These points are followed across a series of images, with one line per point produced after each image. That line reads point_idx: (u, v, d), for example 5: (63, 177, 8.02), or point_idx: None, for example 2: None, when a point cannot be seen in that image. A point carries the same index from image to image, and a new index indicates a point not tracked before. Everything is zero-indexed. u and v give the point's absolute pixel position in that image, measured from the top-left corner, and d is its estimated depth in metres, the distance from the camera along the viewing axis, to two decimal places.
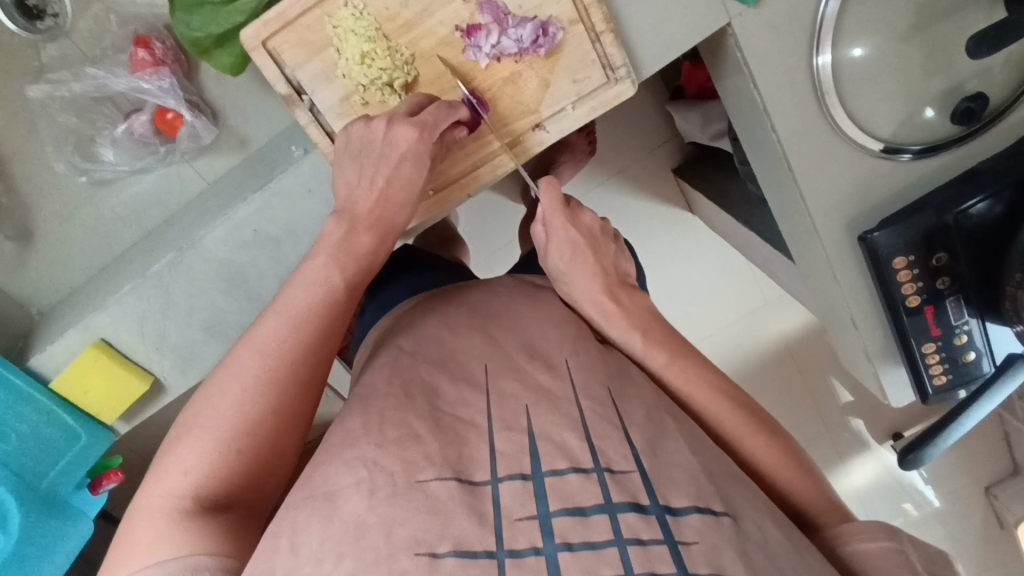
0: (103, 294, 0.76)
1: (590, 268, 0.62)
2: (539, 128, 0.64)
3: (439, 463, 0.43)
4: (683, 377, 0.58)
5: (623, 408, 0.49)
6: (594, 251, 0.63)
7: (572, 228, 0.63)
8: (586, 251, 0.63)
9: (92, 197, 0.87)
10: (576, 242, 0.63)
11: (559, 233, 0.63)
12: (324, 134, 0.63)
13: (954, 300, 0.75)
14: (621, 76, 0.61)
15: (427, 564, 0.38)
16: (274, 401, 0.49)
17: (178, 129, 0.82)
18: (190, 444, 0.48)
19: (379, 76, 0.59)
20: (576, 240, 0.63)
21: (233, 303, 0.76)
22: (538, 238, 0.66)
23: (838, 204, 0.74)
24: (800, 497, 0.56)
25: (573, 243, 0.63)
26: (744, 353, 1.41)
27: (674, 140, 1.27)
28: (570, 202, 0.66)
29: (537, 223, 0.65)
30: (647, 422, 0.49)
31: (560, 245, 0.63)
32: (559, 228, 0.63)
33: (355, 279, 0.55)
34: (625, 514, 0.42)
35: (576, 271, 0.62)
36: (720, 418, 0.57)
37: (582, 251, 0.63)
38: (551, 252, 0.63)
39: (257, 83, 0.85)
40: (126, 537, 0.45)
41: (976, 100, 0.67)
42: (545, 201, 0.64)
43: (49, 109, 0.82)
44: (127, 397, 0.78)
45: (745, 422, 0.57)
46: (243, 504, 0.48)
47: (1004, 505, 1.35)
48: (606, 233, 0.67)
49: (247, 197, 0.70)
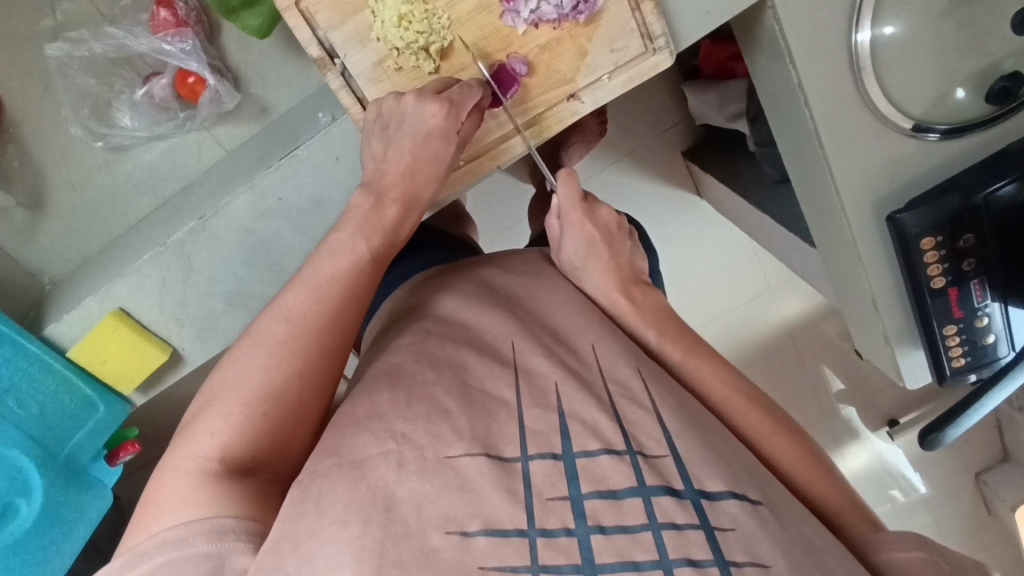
0: (123, 262, 0.74)
1: (605, 265, 0.62)
2: (573, 98, 0.62)
3: (468, 439, 0.43)
4: (702, 372, 0.57)
5: (653, 394, 0.49)
6: (610, 246, 0.63)
7: (588, 223, 0.63)
8: (602, 245, 0.63)
9: (108, 163, 0.85)
10: (592, 238, 0.63)
11: (575, 226, 0.63)
12: (354, 100, 0.61)
13: (979, 283, 0.75)
14: (659, 46, 0.60)
15: (459, 543, 0.38)
16: (300, 366, 0.48)
17: (200, 94, 0.79)
18: (217, 406, 0.47)
19: (415, 40, 0.57)
20: (593, 235, 0.63)
21: (254, 273, 0.74)
22: (552, 229, 0.65)
23: (866, 184, 0.73)
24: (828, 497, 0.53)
25: (589, 237, 0.63)
26: (749, 337, 1.42)
27: (685, 122, 1.25)
28: (588, 196, 0.65)
29: (551, 216, 0.65)
30: (677, 409, 0.49)
31: (575, 242, 0.63)
32: (575, 222, 0.63)
33: (382, 248, 0.55)
34: (660, 497, 0.42)
35: (592, 266, 0.62)
36: (748, 422, 0.55)
37: (598, 245, 0.63)
38: (566, 246, 0.63)
39: (281, 48, 0.83)
40: (153, 496, 0.44)
41: (1012, 80, 0.66)
42: (562, 193, 0.64)
43: (67, 69, 0.79)
44: (146, 367, 0.77)
45: (766, 415, 0.56)
46: (268, 468, 0.47)
47: (995, 492, 1.38)
48: (623, 229, 0.67)
49: (272, 164, 0.69)
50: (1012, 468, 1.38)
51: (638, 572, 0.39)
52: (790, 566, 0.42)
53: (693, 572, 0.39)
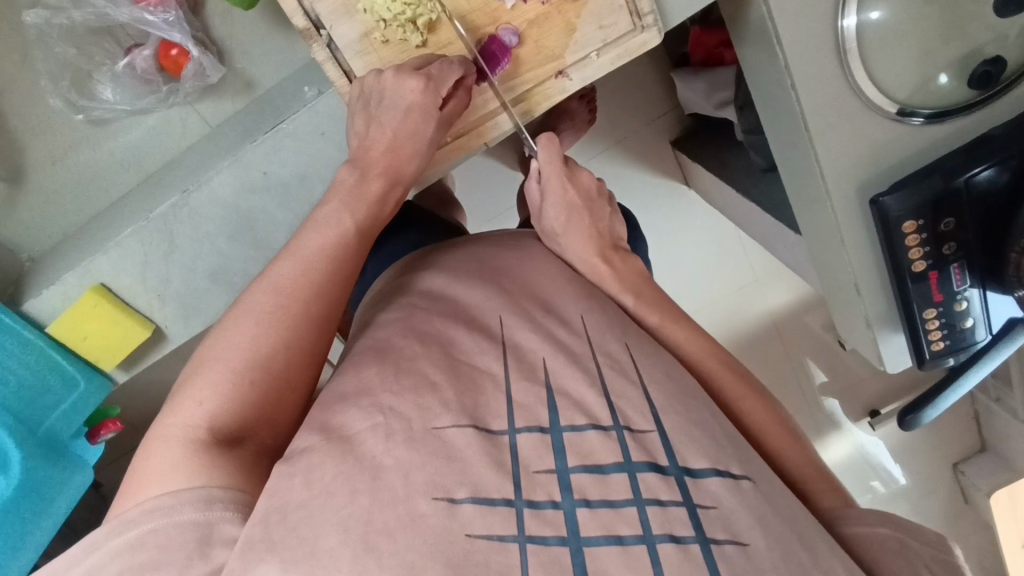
0: (106, 237, 0.73)
1: (584, 229, 0.63)
2: (562, 75, 0.62)
3: (456, 411, 0.43)
4: (678, 336, 0.59)
5: (639, 364, 0.50)
6: (589, 213, 0.64)
7: (569, 189, 0.63)
8: (582, 212, 0.64)
9: (89, 138, 0.83)
10: (573, 203, 0.63)
11: (556, 193, 0.63)
12: (341, 73, 0.60)
13: (959, 267, 0.77)
14: (648, 24, 0.61)
15: (445, 509, 0.38)
16: (288, 336, 0.48)
17: (184, 66, 0.78)
18: (204, 375, 0.46)
19: (402, 12, 0.57)
20: (574, 201, 0.63)
21: (240, 249, 0.74)
22: (533, 193, 0.66)
23: (851, 168, 0.74)
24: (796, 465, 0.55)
25: (569, 204, 0.63)
26: (735, 326, 1.44)
27: (674, 111, 1.25)
28: (569, 161, 0.65)
29: (533, 181, 0.65)
30: (664, 379, 0.50)
31: (556, 206, 0.63)
32: (557, 188, 0.63)
33: (367, 222, 0.54)
34: (644, 473, 0.42)
35: (571, 231, 0.62)
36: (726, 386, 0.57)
37: (579, 213, 0.63)
38: (546, 212, 0.64)
39: (267, 22, 0.82)
40: (140, 465, 0.43)
41: (993, 64, 0.68)
42: (544, 158, 0.63)
43: (46, 38, 0.78)
44: (127, 344, 0.76)
45: (751, 392, 0.57)
46: (257, 438, 0.47)
47: (972, 481, 1.42)
48: (601, 195, 0.67)
49: (257, 138, 0.68)
50: (988, 458, 1.42)
51: (622, 547, 0.39)
52: (771, 541, 0.42)
53: (675, 549, 0.40)
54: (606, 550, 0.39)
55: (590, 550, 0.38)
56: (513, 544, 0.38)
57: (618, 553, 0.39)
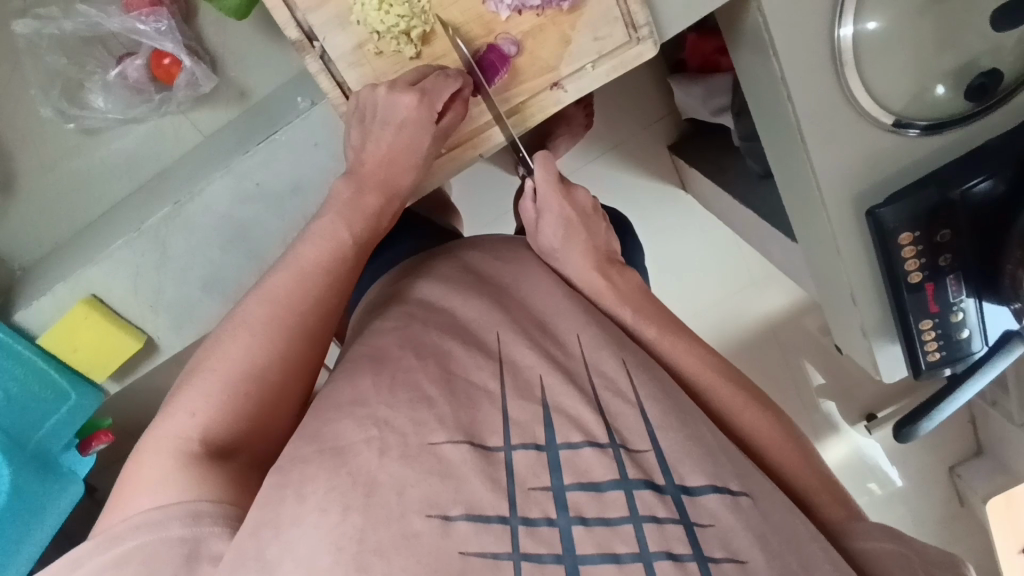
0: (97, 247, 0.72)
1: (582, 245, 0.62)
2: (556, 87, 0.62)
3: (452, 426, 0.42)
4: (674, 346, 0.58)
5: (635, 378, 0.49)
6: (587, 227, 0.63)
7: (566, 202, 0.63)
8: (580, 227, 0.63)
9: (80, 147, 0.83)
10: (569, 217, 0.63)
11: (552, 208, 0.62)
12: (334, 85, 0.59)
13: (954, 279, 0.77)
14: (643, 36, 0.60)
15: (439, 527, 0.37)
16: (283, 348, 0.48)
17: (176, 76, 0.78)
18: (197, 386, 0.46)
19: (396, 24, 0.56)
20: (570, 215, 0.63)
21: (233, 259, 0.73)
22: (527, 212, 0.65)
23: (847, 178, 0.74)
24: (799, 475, 0.55)
25: (566, 219, 0.62)
26: (732, 331, 1.43)
27: (671, 116, 1.24)
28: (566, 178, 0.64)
29: (527, 199, 0.64)
30: (660, 395, 0.49)
31: (553, 220, 0.62)
32: (552, 201, 0.63)
33: (362, 234, 0.54)
34: (641, 492, 0.42)
35: (569, 247, 0.62)
36: (723, 396, 0.56)
37: (576, 228, 0.63)
38: (543, 226, 0.63)
39: (259, 30, 0.82)
40: (130, 477, 0.43)
41: (989, 76, 0.69)
42: (539, 174, 0.63)
43: (36, 47, 0.78)
44: (119, 355, 0.75)
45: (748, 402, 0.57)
46: (249, 451, 0.46)
47: (968, 485, 1.42)
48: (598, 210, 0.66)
49: (250, 149, 0.68)
50: (985, 462, 1.42)
51: (618, 565, 0.39)
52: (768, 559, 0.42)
53: (673, 567, 0.39)
54: (602, 569, 0.38)
55: (585, 568, 0.38)
56: (508, 564, 0.37)
57: (613, 570, 0.38)
